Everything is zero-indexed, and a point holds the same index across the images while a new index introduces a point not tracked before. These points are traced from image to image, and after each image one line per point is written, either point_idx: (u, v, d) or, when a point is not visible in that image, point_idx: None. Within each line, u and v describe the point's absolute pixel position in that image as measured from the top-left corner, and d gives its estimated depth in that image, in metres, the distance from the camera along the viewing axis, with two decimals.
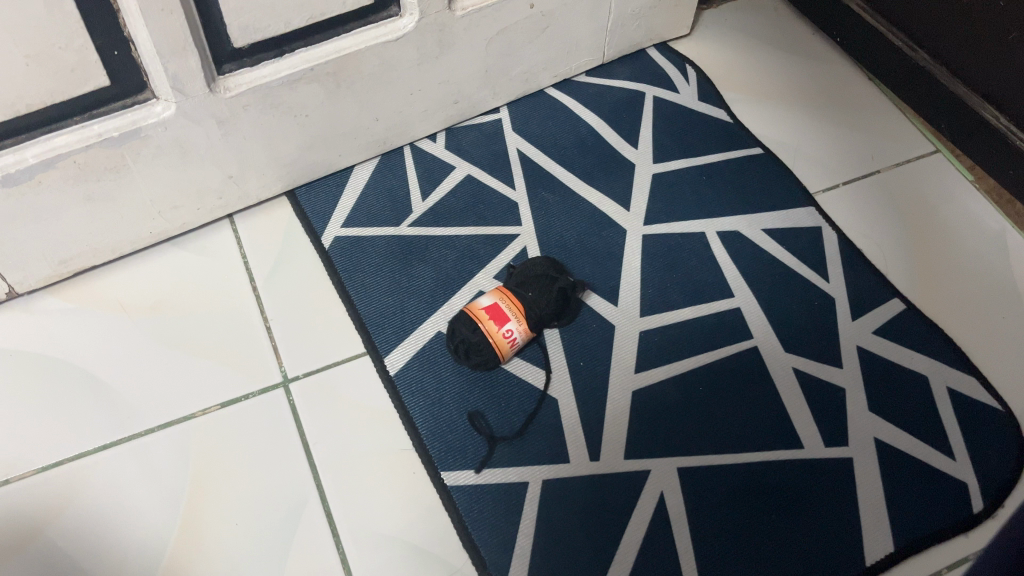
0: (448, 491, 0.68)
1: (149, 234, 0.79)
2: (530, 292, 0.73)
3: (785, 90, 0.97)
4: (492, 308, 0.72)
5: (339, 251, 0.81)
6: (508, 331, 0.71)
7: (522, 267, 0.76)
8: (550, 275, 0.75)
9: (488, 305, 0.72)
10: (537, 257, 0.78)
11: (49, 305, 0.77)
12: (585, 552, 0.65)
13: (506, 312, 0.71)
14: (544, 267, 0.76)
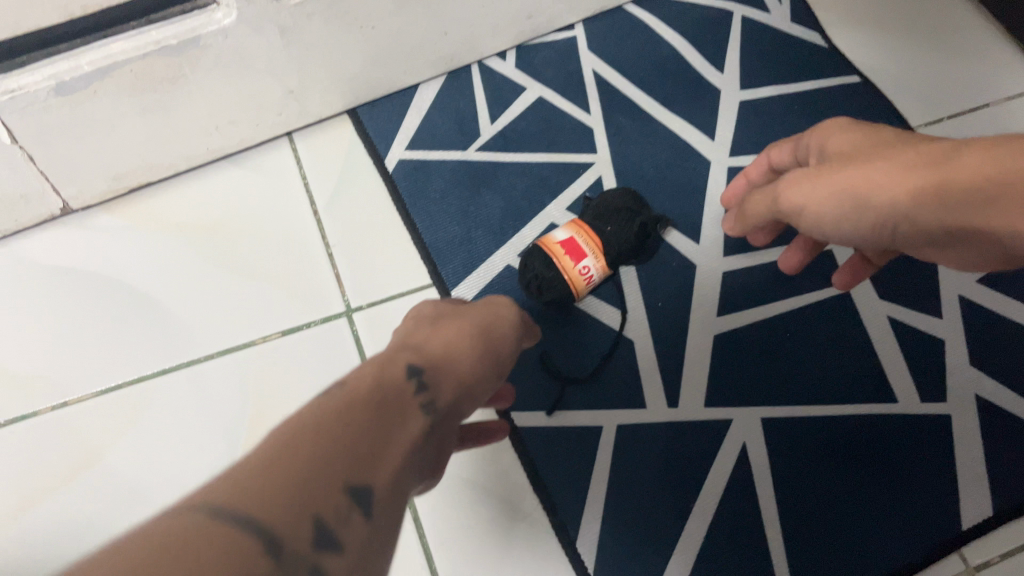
0: (518, 432, 0.64)
1: (205, 150, 0.75)
2: (609, 226, 0.68)
3: (885, 10, 0.89)
4: (568, 242, 0.66)
5: (405, 175, 0.77)
6: (584, 269, 0.65)
7: (599, 199, 0.71)
8: (631, 207, 0.69)
9: (563, 239, 0.66)
10: (615, 188, 0.72)
11: (102, 222, 0.74)
12: (661, 499, 0.62)
13: (582, 248, 0.65)
14: (623, 199, 0.70)
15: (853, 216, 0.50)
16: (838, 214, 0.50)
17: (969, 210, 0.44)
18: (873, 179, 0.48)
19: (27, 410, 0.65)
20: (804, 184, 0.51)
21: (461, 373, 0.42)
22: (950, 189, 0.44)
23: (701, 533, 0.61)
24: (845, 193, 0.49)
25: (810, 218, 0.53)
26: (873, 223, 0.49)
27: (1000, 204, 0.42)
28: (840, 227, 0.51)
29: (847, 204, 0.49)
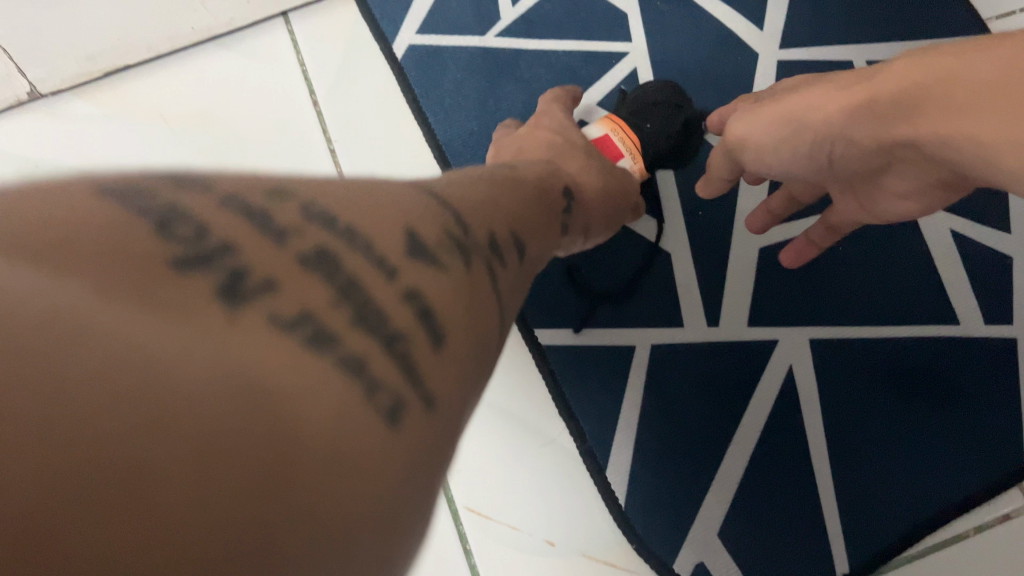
0: (542, 351, 0.59)
1: (190, 30, 0.66)
2: (648, 123, 0.61)
3: None
4: (604, 140, 0.57)
5: (415, 64, 0.68)
6: None
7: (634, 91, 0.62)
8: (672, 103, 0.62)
9: (600, 137, 0.57)
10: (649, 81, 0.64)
11: (73, 110, 0.65)
12: (699, 426, 0.57)
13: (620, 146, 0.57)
14: (662, 91, 0.62)
15: (788, 144, 0.44)
16: (772, 145, 0.45)
17: (895, 118, 0.37)
18: (814, 99, 0.42)
19: None
20: (745, 116, 0.47)
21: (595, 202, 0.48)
22: (877, 98, 0.38)
23: (743, 462, 0.56)
24: (779, 118, 0.44)
25: (749, 151, 0.47)
26: (812, 150, 0.44)
27: (923, 107, 0.36)
28: (771, 156, 0.46)
29: (776, 130, 0.44)
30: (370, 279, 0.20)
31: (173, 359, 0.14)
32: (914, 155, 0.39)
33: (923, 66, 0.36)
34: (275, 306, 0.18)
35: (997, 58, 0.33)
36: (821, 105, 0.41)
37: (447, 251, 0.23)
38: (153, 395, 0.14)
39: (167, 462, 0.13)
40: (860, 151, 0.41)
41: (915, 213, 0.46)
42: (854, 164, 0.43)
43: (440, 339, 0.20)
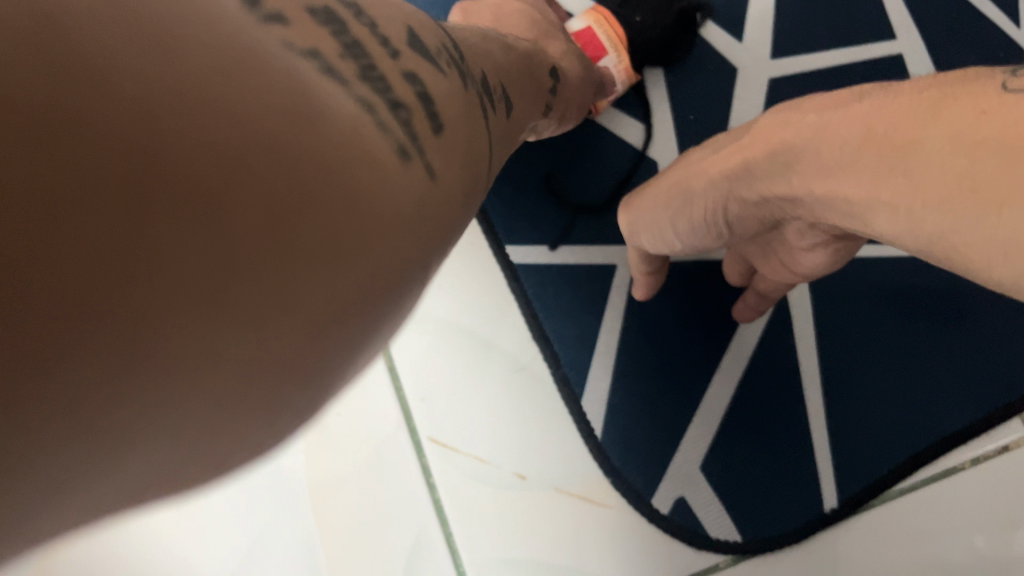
0: (514, 268, 0.54)
1: None
2: (639, 16, 0.54)
3: None
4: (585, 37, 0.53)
5: None
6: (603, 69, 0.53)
7: None
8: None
9: (579, 31, 0.53)
10: None
11: None
12: (682, 352, 0.53)
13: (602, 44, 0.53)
14: None
15: (686, 220, 0.41)
16: (676, 225, 0.42)
17: (772, 180, 0.33)
18: (703, 168, 0.38)
19: None
20: (636, 203, 0.44)
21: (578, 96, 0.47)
22: (751, 167, 0.35)
23: (728, 389, 0.52)
24: (668, 191, 0.41)
25: (641, 236, 0.45)
26: (715, 220, 0.40)
27: (797, 165, 0.31)
28: (670, 235, 0.43)
29: (669, 206, 0.41)
30: (378, 50, 0.20)
31: (221, 49, 0.14)
32: (800, 216, 0.34)
33: (803, 120, 0.32)
34: (295, 35, 0.17)
35: (862, 115, 0.28)
36: (709, 182, 0.37)
37: (442, 63, 0.23)
38: (182, 64, 0.13)
39: (215, 134, 0.13)
40: (757, 210, 0.37)
41: (827, 266, 0.40)
42: (751, 219, 0.39)
43: (435, 125, 0.20)
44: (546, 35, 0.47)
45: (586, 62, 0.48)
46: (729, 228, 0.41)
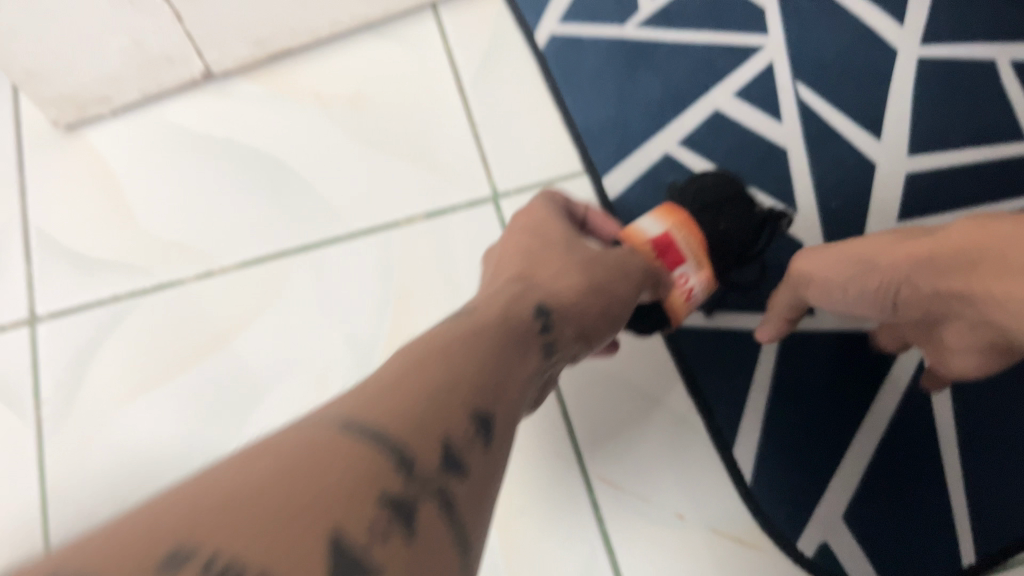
0: (675, 339, 0.61)
1: (348, 17, 0.71)
2: (723, 222, 0.52)
3: None
4: (662, 240, 0.50)
5: (555, 52, 0.71)
6: (682, 278, 0.50)
7: (698, 188, 0.53)
8: (745, 200, 0.53)
9: (658, 236, 0.50)
10: (715, 171, 0.55)
11: (242, 89, 0.71)
12: (842, 405, 0.58)
13: (682, 252, 0.50)
14: (732, 184, 0.53)
15: (865, 287, 0.46)
16: (849, 288, 0.47)
17: (954, 276, 0.41)
18: (885, 249, 0.45)
19: (172, 278, 0.65)
20: (819, 256, 0.49)
21: (597, 322, 0.44)
22: (942, 260, 0.41)
23: (870, 444, 0.57)
24: (858, 257, 0.46)
25: (814, 285, 0.49)
26: (884, 297, 0.46)
27: (980, 264, 0.39)
28: (839, 296, 0.48)
29: (849, 267, 0.47)
30: None
31: None
32: (967, 313, 0.41)
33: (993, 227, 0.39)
34: None
35: None
36: (892, 263, 0.44)
37: (374, 553, 0.24)
38: None
39: None
40: (925, 302, 0.44)
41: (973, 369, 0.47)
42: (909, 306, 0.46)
43: None
44: (542, 266, 0.45)
45: (608, 286, 0.45)
46: (892, 306, 0.47)
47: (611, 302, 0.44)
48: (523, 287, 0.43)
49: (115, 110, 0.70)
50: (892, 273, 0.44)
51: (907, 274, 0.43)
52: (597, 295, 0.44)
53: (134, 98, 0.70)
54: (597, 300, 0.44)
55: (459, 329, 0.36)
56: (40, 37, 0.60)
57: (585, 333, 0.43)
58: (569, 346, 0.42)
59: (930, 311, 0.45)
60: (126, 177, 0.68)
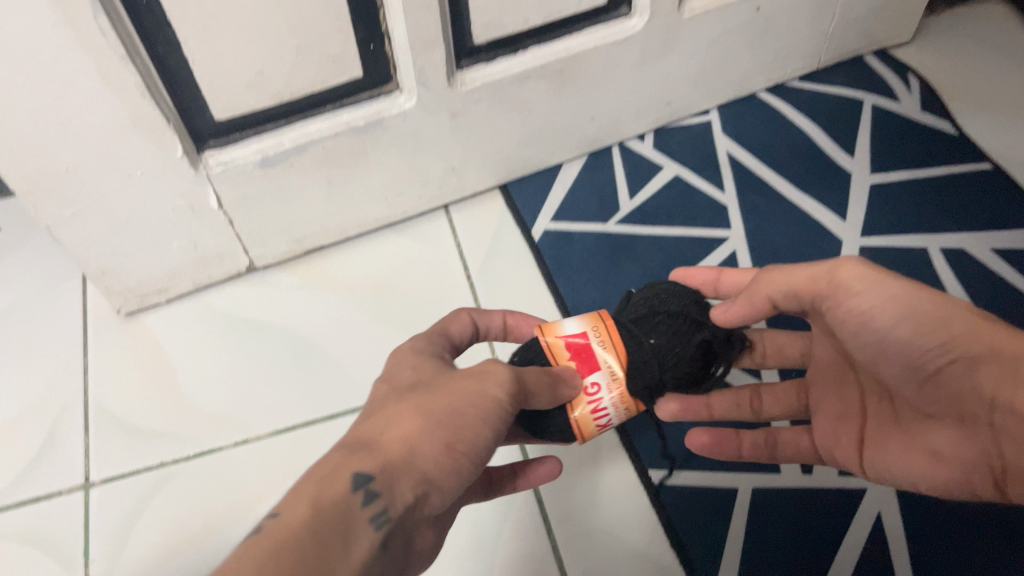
0: (655, 488, 0.68)
1: (373, 218, 0.84)
2: (655, 337, 0.56)
3: (1012, 100, 0.90)
4: (581, 347, 0.57)
5: (548, 245, 0.83)
6: (592, 385, 0.56)
7: (652, 302, 0.58)
8: (686, 320, 0.57)
9: (577, 343, 0.57)
10: (674, 285, 0.60)
11: (281, 280, 0.83)
12: (794, 545, 0.65)
13: (597, 357, 0.56)
14: (683, 302, 0.58)
15: (919, 330, 0.51)
16: (896, 320, 0.52)
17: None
18: (939, 303, 0.51)
19: (211, 445, 0.73)
20: (884, 277, 0.52)
21: (440, 476, 0.47)
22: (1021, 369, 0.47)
23: None
24: (925, 304, 0.51)
25: (865, 292, 0.52)
26: (927, 347, 0.51)
27: None
28: (897, 328, 0.52)
29: (907, 309, 0.51)
30: None
31: None
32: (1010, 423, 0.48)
33: None
34: None
35: None
36: (959, 323, 0.50)
37: None
38: None
39: None
40: (959, 381, 0.50)
41: (920, 477, 0.54)
42: (936, 371, 0.51)
43: None
44: (391, 416, 0.47)
45: (440, 445, 0.46)
46: (922, 368, 0.52)
47: (450, 451, 0.47)
48: (364, 445, 0.46)
49: (170, 300, 0.81)
50: (950, 333, 0.50)
51: (962, 341, 0.50)
52: (432, 454, 0.46)
53: (186, 289, 0.81)
54: (435, 456, 0.46)
55: (276, 529, 0.39)
56: (117, 240, 0.72)
57: (429, 487, 0.47)
58: (408, 510, 0.46)
59: (955, 396, 0.51)
60: (176, 355, 0.78)
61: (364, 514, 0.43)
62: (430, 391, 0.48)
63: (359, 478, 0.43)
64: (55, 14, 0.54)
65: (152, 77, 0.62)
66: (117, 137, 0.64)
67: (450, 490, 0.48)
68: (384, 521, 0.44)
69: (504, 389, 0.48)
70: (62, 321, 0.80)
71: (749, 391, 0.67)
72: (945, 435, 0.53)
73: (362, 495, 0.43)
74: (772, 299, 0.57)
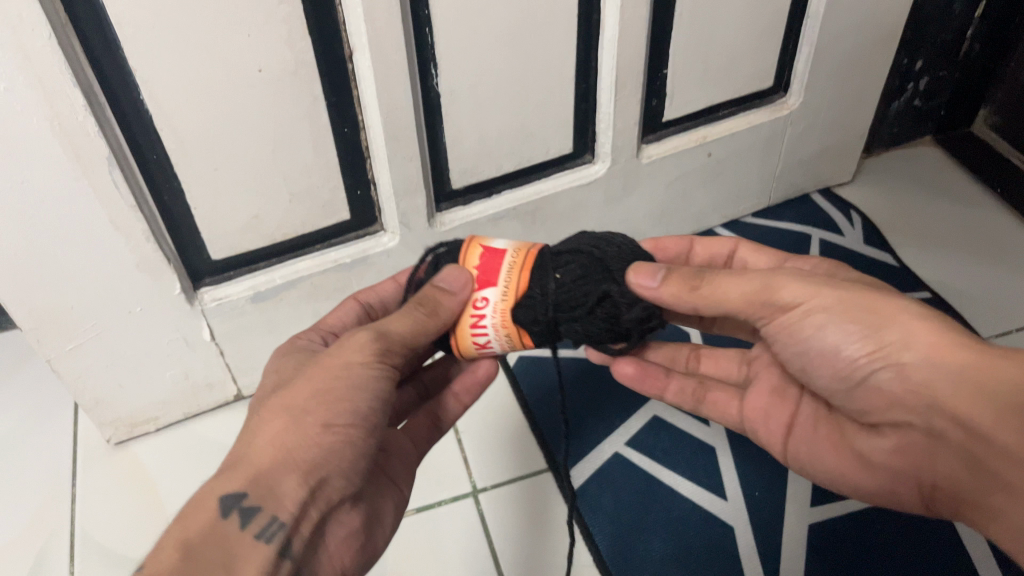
0: None
1: None
2: (561, 272, 0.55)
3: (947, 235, 0.98)
4: (489, 262, 0.57)
5: (522, 368, 0.89)
6: (480, 298, 0.57)
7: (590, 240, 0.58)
8: (597, 267, 0.55)
9: (490, 256, 0.57)
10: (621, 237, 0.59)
11: None
12: None
13: (499, 274, 0.57)
14: (617, 253, 0.57)
15: (856, 337, 0.54)
16: (837, 325, 0.55)
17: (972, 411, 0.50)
18: (881, 308, 0.54)
19: None
20: (824, 285, 0.55)
21: (331, 455, 0.50)
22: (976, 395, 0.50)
23: None
24: (864, 308, 0.54)
25: (811, 305, 0.55)
26: (864, 352, 0.54)
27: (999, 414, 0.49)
28: (828, 333, 0.55)
29: (849, 317, 0.54)
30: None
31: None
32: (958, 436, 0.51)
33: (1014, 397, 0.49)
34: None
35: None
36: (894, 330, 0.53)
37: None
38: None
39: None
40: (883, 384, 0.55)
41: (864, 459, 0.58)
42: (863, 379, 0.56)
43: None
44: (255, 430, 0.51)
45: (314, 433, 0.50)
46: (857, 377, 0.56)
47: (328, 431, 0.50)
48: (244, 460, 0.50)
49: (159, 428, 0.84)
50: (882, 339, 0.53)
51: (897, 346, 0.53)
52: (309, 438, 0.50)
53: (176, 417, 0.84)
54: (316, 441, 0.50)
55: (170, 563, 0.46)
56: (112, 373, 0.76)
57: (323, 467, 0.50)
58: (307, 506, 0.50)
59: (880, 400, 0.55)
60: (163, 481, 0.80)
61: (250, 533, 0.48)
62: (292, 387, 0.52)
63: (230, 501, 0.49)
64: (75, 169, 0.60)
65: (157, 223, 0.68)
66: (121, 277, 0.69)
67: (351, 462, 0.52)
68: (275, 526, 0.49)
69: (365, 358, 0.52)
70: (53, 451, 0.82)
71: (694, 382, 0.72)
72: (870, 435, 0.58)
73: (236, 516, 0.49)
74: (678, 282, 0.55)
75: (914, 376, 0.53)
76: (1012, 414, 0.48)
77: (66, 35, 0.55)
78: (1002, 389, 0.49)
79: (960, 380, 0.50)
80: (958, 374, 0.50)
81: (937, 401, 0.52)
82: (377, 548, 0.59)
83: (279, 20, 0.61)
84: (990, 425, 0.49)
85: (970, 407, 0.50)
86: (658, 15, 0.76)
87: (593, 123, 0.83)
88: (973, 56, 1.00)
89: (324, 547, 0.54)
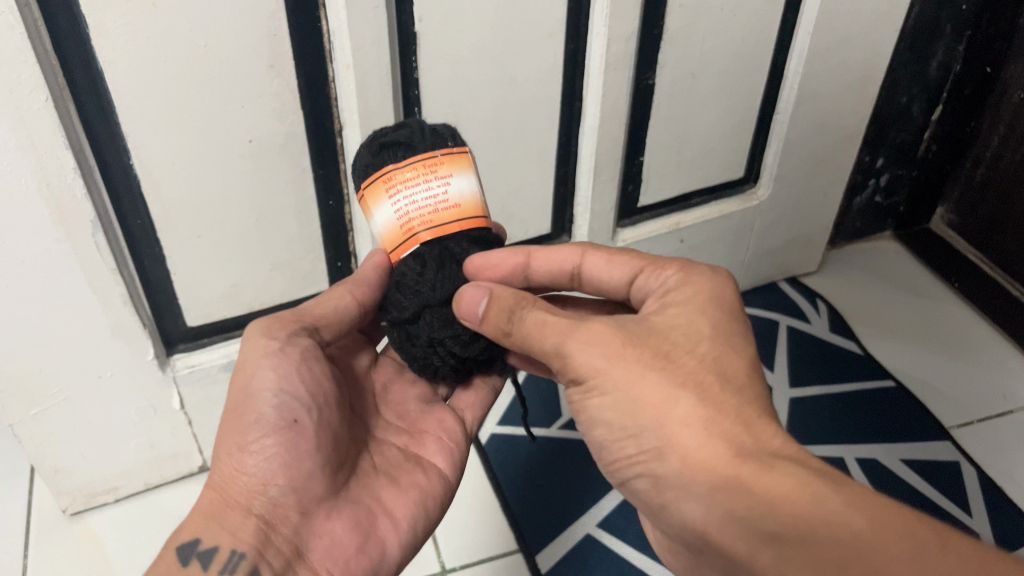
0: None
1: None
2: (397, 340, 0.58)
3: (906, 328, 1.01)
4: None
5: (494, 446, 0.88)
6: None
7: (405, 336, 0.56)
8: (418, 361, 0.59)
9: None
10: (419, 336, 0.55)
11: None
12: None
13: None
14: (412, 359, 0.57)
15: (624, 435, 0.50)
16: (606, 415, 0.50)
17: (769, 537, 0.43)
18: (654, 413, 0.48)
19: None
20: (603, 364, 0.49)
21: (263, 470, 0.51)
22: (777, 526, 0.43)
23: None
24: (630, 404, 0.49)
25: (593, 385, 0.50)
26: (626, 452, 0.50)
27: (793, 549, 0.42)
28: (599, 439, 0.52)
29: (618, 411, 0.49)
30: None
31: None
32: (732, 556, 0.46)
33: (817, 530, 0.42)
34: None
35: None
36: (650, 438, 0.48)
37: None
38: None
39: None
40: (643, 490, 0.51)
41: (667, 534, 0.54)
42: (626, 480, 0.52)
43: None
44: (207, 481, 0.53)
45: (237, 459, 0.51)
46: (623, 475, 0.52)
47: (251, 451, 0.51)
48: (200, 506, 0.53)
49: (116, 500, 0.82)
50: (639, 447, 0.49)
51: (655, 454, 0.48)
52: (234, 465, 0.51)
53: (134, 489, 0.82)
54: (242, 468, 0.51)
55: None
56: (76, 440, 0.74)
57: (261, 490, 0.51)
58: (261, 534, 0.50)
59: (645, 501, 0.52)
60: (119, 555, 0.77)
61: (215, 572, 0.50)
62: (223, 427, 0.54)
63: (187, 551, 0.50)
64: (59, 233, 0.60)
65: (135, 289, 0.68)
66: (93, 342, 0.68)
67: (291, 467, 0.51)
68: (235, 557, 0.49)
69: (259, 357, 0.52)
70: (3, 521, 0.79)
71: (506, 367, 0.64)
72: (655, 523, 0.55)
73: (197, 561, 0.50)
74: (491, 330, 0.52)
75: (666, 491, 0.48)
76: (765, 548, 0.43)
77: (63, 99, 0.56)
78: (759, 519, 0.44)
79: (710, 503, 0.46)
80: (711, 500, 0.46)
81: (688, 524, 0.48)
82: (390, 544, 0.55)
83: (273, 95, 0.63)
84: (744, 555, 0.45)
85: (723, 535, 0.45)
86: (637, 109, 0.80)
87: (570, 207, 0.85)
88: (930, 157, 1.05)
89: (307, 565, 0.52)
